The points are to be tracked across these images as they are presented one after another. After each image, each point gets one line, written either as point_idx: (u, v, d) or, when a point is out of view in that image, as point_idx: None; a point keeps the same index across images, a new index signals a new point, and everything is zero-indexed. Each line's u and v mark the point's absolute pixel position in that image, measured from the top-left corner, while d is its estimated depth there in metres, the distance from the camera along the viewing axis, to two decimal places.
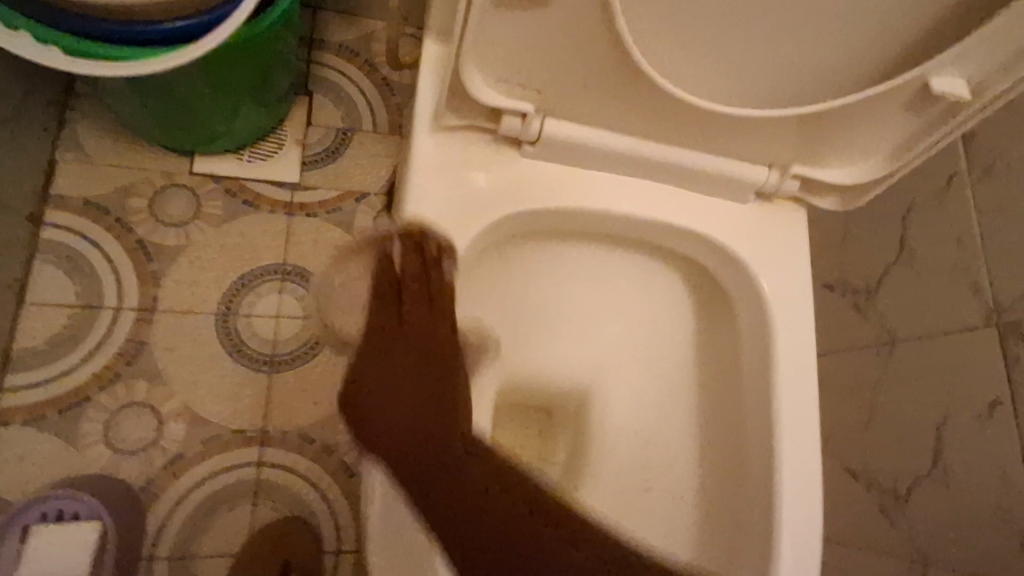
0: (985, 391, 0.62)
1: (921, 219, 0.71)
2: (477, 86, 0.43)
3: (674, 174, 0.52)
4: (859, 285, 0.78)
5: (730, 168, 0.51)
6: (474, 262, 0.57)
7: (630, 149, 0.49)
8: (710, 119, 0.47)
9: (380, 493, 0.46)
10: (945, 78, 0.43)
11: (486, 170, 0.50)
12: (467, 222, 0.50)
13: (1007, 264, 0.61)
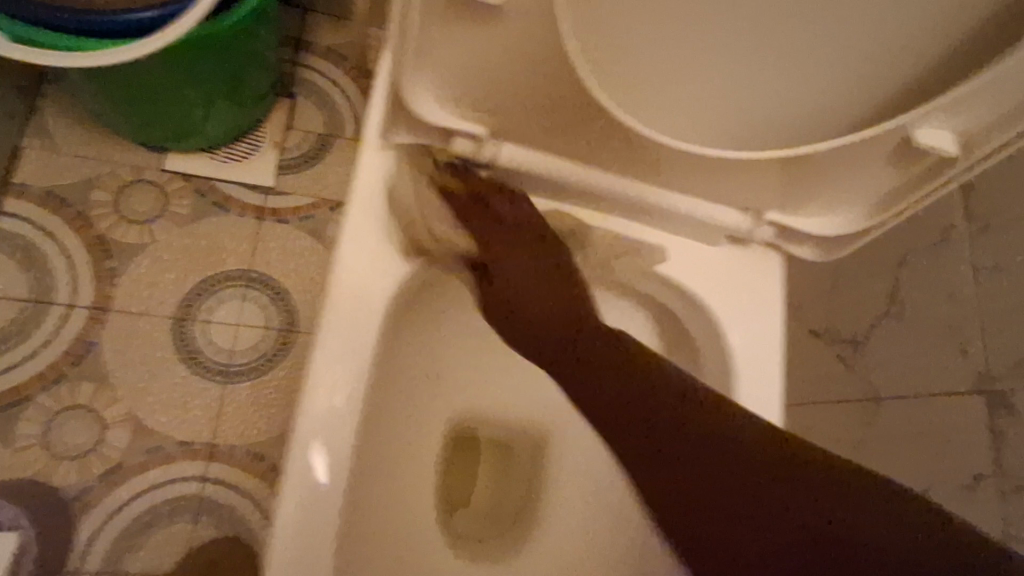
0: (970, 463, 0.58)
1: (915, 270, 0.67)
2: (423, 106, 0.41)
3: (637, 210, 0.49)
4: (846, 335, 0.74)
5: (696, 208, 0.48)
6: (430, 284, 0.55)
7: (589, 181, 0.46)
8: (670, 156, 0.44)
9: (290, 492, 0.43)
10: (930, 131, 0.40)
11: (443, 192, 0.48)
12: (413, 245, 0.47)
13: (1002, 327, 0.57)
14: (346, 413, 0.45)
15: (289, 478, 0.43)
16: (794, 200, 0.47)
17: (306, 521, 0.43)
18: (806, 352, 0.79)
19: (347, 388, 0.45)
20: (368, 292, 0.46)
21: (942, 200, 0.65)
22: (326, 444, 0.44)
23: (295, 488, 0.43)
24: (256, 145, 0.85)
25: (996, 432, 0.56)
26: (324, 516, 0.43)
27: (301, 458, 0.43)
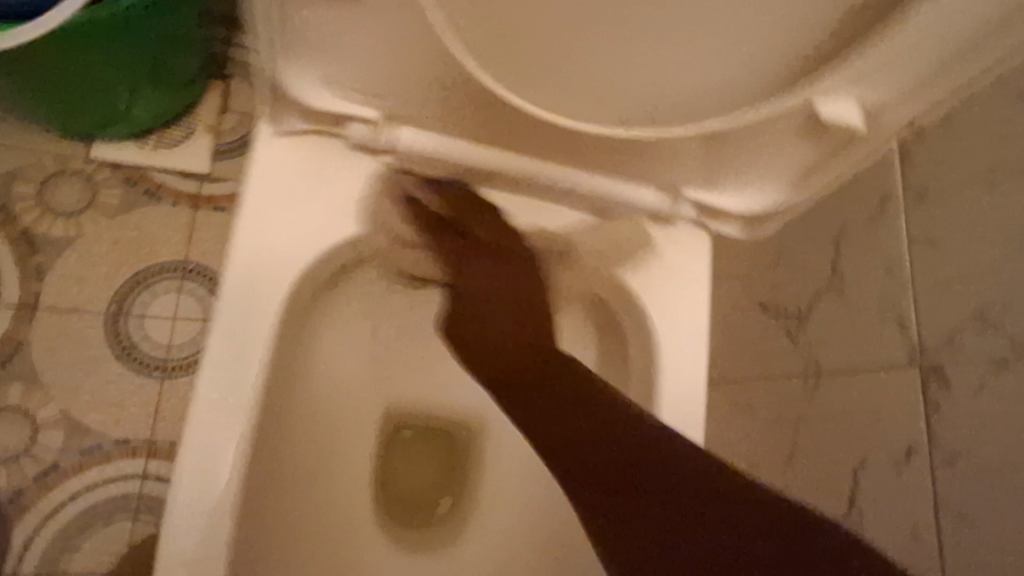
0: (905, 437, 0.58)
1: (853, 242, 0.66)
2: (308, 92, 0.45)
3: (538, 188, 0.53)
4: (790, 310, 0.73)
5: (592, 182, 0.52)
6: (343, 270, 0.59)
7: (494, 162, 0.51)
8: (560, 133, 0.47)
9: (187, 459, 0.47)
10: (836, 103, 0.42)
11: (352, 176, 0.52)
12: (326, 229, 0.52)
13: (935, 299, 0.57)
14: (249, 382, 0.48)
15: (194, 426, 0.47)
16: (679, 175, 0.51)
17: (205, 469, 0.47)
18: (751, 325, 0.79)
19: (255, 356, 0.49)
20: (272, 262, 0.51)
21: (880, 169, 0.64)
22: (228, 400, 0.48)
23: (192, 451, 0.47)
24: (189, 129, 0.82)
25: (929, 404, 0.56)
26: (224, 464, 0.47)
27: (205, 408, 0.47)
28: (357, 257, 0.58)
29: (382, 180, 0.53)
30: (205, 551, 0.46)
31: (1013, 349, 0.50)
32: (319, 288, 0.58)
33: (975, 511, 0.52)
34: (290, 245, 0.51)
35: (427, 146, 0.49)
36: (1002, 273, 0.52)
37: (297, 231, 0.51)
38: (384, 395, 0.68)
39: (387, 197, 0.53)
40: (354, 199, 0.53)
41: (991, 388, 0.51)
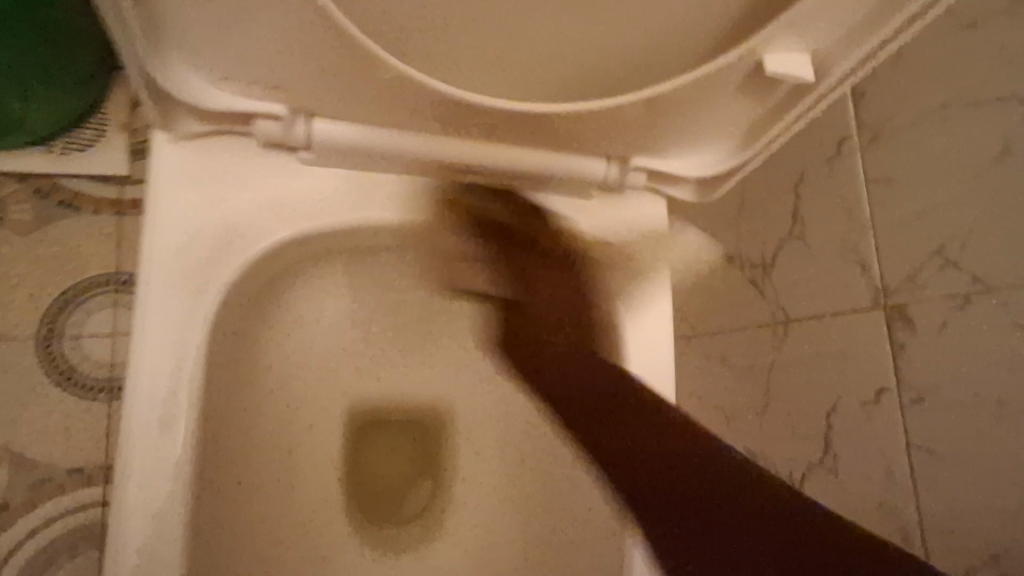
0: (873, 377, 0.58)
1: (811, 188, 0.65)
2: (189, 87, 0.44)
3: (466, 169, 0.54)
4: (755, 259, 0.72)
5: (517, 158, 0.53)
6: (279, 273, 0.62)
7: (417, 147, 0.50)
8: (477, 114, 0.47)
9: (129, 469, 0.49)
10: (783, 59, 0.43)
11: (265, 175, 0.53)
12: (245, 231, 0.53)
13: (896, 237, 0.56)
14: (182, 389, 0.50)
15: (133, 427, 0.49)
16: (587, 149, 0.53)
17: (149, 467, 0.49)
18: (716, 279, 0.78)
19: (187, 363, 0.50)
20: (194, 271, 0.51)
21: (835, 110, 0.62)
22: (169, 406, 0.49)
23: (132, 460, 0.49)
24: (99, 130, 0.74)
25: (895, 344, 0.55)
26: (165, 463, 0.49)
27: (146, 414, 0.49)
28: (291, 257, 0.59)
29: (299, 176, 0.54)
30: (152, 546, 0.48)
31: (973, 282, 0.49)
32: (257, 290, 0.59)
33: (946, 447, 0.51)
34: (211, 249, 0.52)
35: (344, 135, 0.49)
36: (961, 206, 0.51)
37: (213, 234, 0.52)
38: (347, 393, 0.73)
39: (304, 196, 0.54)
40: (269, 200, 0.53)
41: (953, 324, 0.51)
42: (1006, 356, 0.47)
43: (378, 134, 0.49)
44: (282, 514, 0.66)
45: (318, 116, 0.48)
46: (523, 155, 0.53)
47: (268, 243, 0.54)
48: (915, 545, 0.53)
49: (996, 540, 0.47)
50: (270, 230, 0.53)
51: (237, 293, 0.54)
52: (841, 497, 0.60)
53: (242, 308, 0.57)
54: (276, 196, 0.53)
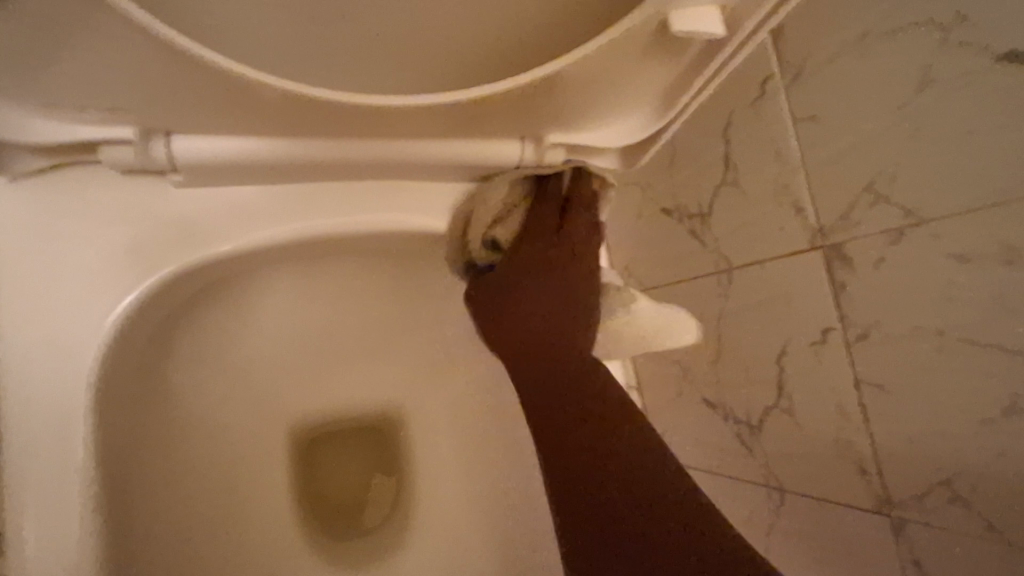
0: (819, 318, 0.57)
1: (740, 133, 0.63)
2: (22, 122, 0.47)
3: (348, 167, 0.58)
4: (693, 210, 0.71)
5: (392, 148, 0.56)
6: (177, 306, 0.66)
7: (284, 151, 0.53)
8: (341, 110, 0.48)
9: (40, 477, 0.55)
10: (685, 17, 0.43)
11: (131, 207, 0.58)
12: (117, 265, 0.58)
13: (826, 178, 0.55)
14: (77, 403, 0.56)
15: (33, 441, 0.55)
16: (470, 134, 0.56)
17: (49, 480, 0.55)
18: (658, 233, 0.77)
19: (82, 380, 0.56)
20: (76, 306, 0.57)
21: (755, 50, 0.60)
22: (61, 423, 0.55)
23: (25, 470, 0.54)
24: None
25: (836, 284, 0.55)
26: (64, 468, 0.55)
27: (41, 429, 0.55)
28: (177, 288, 0.63)
29: (173, 199, 0.59)
30: (60, 546, 0.54)
31: (904, 217, 0.49)
32: (149, 320, 0.62)
33: (893, 382, 0.51)
34: (96, 283, 0.57)
35: (207, 150, 0.52)
36: (888, 140, 0.49)
37: (89, 268, 0.57)
38: (296, 407, 0.82)
39: (188, 224, 0.59)
40: (140, 234, 0.58)
41: (888, 260, 0.50)
42: (940, 289, 0.47)
43: (245, 144, 0.52)
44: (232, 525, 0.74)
45: (175, 134, 0.51)
46: (398, 146, 0.56)
47: (145, 276, 0.58)
48: (873, 477, 0.54)
49: (946, 467, 0.48)
50: (146, 255, 0.58)
51: (135, 319, 0.60)
52: (798, 437, 0.61)
53: (135, 331, 0.61)
54: (146, 223, 0.58)
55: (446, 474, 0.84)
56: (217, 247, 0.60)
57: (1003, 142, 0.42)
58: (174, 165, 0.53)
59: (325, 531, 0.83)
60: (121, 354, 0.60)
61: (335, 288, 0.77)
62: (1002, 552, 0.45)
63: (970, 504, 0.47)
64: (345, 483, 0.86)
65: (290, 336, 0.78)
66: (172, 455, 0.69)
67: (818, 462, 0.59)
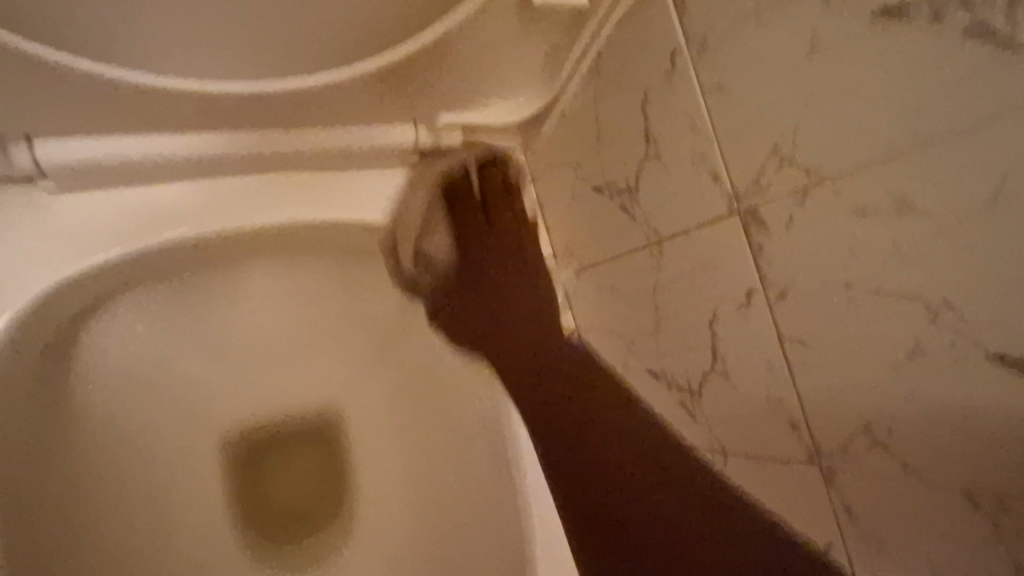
0: (743, 281, 0.59)
1: (656, 106, 0.64)
2: None
3: (238, 160, 0.69)
4: (621, 185, 0.72)
5: (289, 138, 0.70)
6: (82, 307, 0.74)
7: (178, 149, 0.66)
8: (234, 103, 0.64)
9: None
10: None
11: (39, 214, 0.65)
12: (34, 265, 0.64)
13: (735, 143, 0.56)
14: None
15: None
16: (329, 119, 0.70)
17: None
18: (592, 211, 0.78)
19: None
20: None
21: (662, 22, 0.61)
22: None
23: None
24: None
25: (753, 245, 0.56)
26: None
27: None
28: (64, 300, 0.68)
29: (76, 208, 0.66)
30: None
31: (807, 175, 0.50)
32: (32, 344, 0.68)
33: (812, 337, 0.53)
34: (21, 283, 0.63)
35: (102, 154, 0.63)
36: (787, 102, 0.51)
37: (10, 271, 0.63)
38: (251, 400, 0.88)
39: (104, 227, 0.67)
40: (52, 237, 0.65)
41: (797, 219, 0.52)
42: (843, 243, 0.48)
43: (139, 140, 0.65)
44: (175, 508, 0.81)
45: (37, 138, 0.61)
46: (282, 139, 0.70)
47: (63, 273, 0.65)
48: (803, 430, 0.56)
49: (866, 413, 0.50)
50: (47, 257, 0.64)
51: (15, 342, 0.64)
52: (734, 399, 0.63)
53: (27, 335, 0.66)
54: (53, 230, 0.65)
55: (395, 456, 0.90)
56: (131, 244, 0.67)
57: (888, 94, 0.44)
58: (49, 174, 0.63)
59: (279, 525, 0.88)
60: (17, 365, 0.66)
61: (284, 279, 0.87)
62: (922, 490, 0.47)
63: (889, 447, 0.48)
64: (299, 488, 0.90)
65: (241, 327, 0.87)
66: (83, 465, 0.75)
67: (755, 420, 0.61)
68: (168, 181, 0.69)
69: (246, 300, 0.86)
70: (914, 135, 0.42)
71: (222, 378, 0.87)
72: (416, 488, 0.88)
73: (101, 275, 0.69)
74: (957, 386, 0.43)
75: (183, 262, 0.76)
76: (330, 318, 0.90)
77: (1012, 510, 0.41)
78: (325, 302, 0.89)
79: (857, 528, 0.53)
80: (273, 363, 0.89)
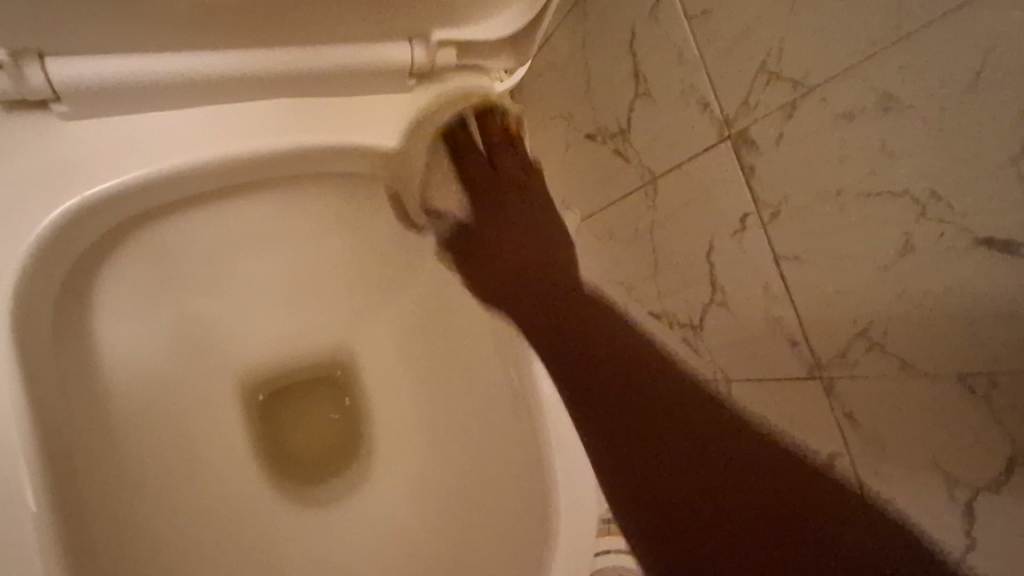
0: (737, 206, 0.60)
1: (644, 43, 0.66)
2: None
3: (256, 83, 0.67)
4: (613, 129, 0.73)
5: (310, 58, 0.67)
6: (89, 252, 0.72)
7: (193, 67, 0.63)
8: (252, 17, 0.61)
9: None
10: None
11: (51, 140, 0.63)
12: (42, 203, 0.62)
13: (722, 69, 0.58)
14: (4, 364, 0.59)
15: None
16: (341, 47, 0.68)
17: None
18: (585, 158, 0.79)
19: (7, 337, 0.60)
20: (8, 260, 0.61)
21: None
22: None
23: None
24: None
25: (745, 169, 0.58)
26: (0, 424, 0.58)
27: None
28: (66, 245, 0.66)
29: (88, 134, 0.64)
30: (8, 502, 0.57)
31: (794, 89, 0.52)
32: (36, 314, 0.64)
33: (805, 251, 0.54)
34: (32, 223, 0.62)
35: (116, 71, 0.60)
36: (770, 21, 0.52)
37: (19, 209, 0.61)
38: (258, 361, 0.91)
39: (115, 154, 0.65)
40: (59, 170, 0.63)
41: (786, 135, 0.53)
42: (834, 152, 0.50)
43: (155, 63, 0.62)
44: (196, 475, 0.81)
45: (48, 54, 0.58)
46: (303, 59, 0.67)
47: (73, 208, 0.64)
48: (802, 345, 0.57)
49: (861, 318, 0.51)
50: (51, 195, 0.63)
51: (31, 302, 0.63)
52: (733, 325, 0.64)
53: (40, 294, 0.65)
54: (68, 159, 0.63)
55: (402, 412, 0.93)
56: (143, 174, 0.66)
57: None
58: (63, 96, 0.61)
59: (306, 486, 0.90)
60: (33, 336, 0.64)
61: (295, 229, 0.86)
62: (914, 384, 0.48)
63: (884, 347, 0.50)
64: (307, 448, 0.93)
65: (250, 285, 0.88)
66: (108, 440, 0.74)
67: (755, 342, 0.62)
68: (178, 109, 0.67)
69: (255, 247, 0.85)
70: (896, 33, 0.44)
71: (235, 330, 0.89)
72: (430, 444, 0.90)
73: (104, 211, 0.67)
74: (952, 277, 0.44)
75: (179, 200, 0.75)
76: (331, 266, 0.91)
77: (1005, 389, 0.42)
78: (331, 253, 0.90)
79: (859, 434, 0.54)
80: (279, 316, 0.91)
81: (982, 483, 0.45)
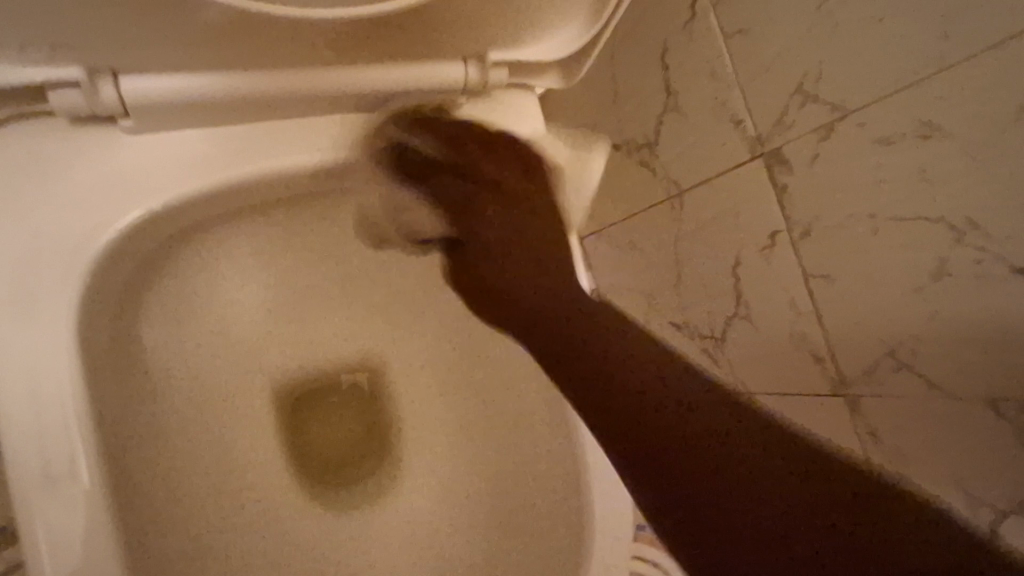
0: (766, 223, 0.60)
1: (676, 58, 0.66)
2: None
3: (302, 100, 0.61)
4: (640, 140, 0.74)
5: (366, 77, 0.61)
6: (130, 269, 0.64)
7: (231, 88, 0.56)
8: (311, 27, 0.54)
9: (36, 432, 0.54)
10: None
11: (97, 164, 0.58)
12: (92, 225, 0.57)
13: (756, 87, 0.58)
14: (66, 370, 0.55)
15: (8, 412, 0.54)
16: (396, 54, 0.60)
17: (43, 441, 0.54)
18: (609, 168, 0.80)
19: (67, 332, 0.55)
20: (68, 263, 0.56)
21: None
22: (50, 388, 0.55)
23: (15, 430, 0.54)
24: None
25: (777, 187, 0.58)
26: (62, 430, 0.55)
27: (18, 395, 0.54)
28: (98, 262, 0.58)
29: (136, 154, 0.59)
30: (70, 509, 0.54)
31: (831, 112, 0.52)
32: (97, 308, 0.60)
33: (834, 271, 0.55)
34: (78, 247, 0.56)
35: (161, 92, 0.54)
36: (808, 44, 0.53)
37: (66, 232, 0.56)
38: None
39: (164, 179, 0.59)
40: (107, 196, 0.58)
41: (821, 156, 0.54)
42: (869, 176, 0.50)
43: (198, 82, 0.55)
44: None
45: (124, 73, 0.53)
46: (353, 75, 0.60)
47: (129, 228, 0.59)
48: (828, 362, 0.58)
49: (890, 339, 0.52)
50: (98, 216, 0.57)
51: (80, 310, 0.57)
52: (757, 339, 0.65)
53: (95, 297, 0.59)
54: (120, 181, 0.58)
55: None
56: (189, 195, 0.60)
57: (913, 27, 0.46)
58: (130, 114, 0.56)
59: None
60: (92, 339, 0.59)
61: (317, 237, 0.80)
62: (941, 407, 0.49)
63: (913, 369, 0.51)
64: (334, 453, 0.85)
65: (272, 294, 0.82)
66: None
67: (779, 358, 0.63)
68: (220, 124, 0.61)
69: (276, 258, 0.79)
70: (939, 63, 0.45)
71: None
72: None
73: (157, 227, 0.62)
74: (988, 304, 0.45)
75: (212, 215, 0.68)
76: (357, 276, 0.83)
77: None
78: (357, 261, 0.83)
79: (883, 454, 0.55)
80: None
81: (1003, 507, 0.46)
